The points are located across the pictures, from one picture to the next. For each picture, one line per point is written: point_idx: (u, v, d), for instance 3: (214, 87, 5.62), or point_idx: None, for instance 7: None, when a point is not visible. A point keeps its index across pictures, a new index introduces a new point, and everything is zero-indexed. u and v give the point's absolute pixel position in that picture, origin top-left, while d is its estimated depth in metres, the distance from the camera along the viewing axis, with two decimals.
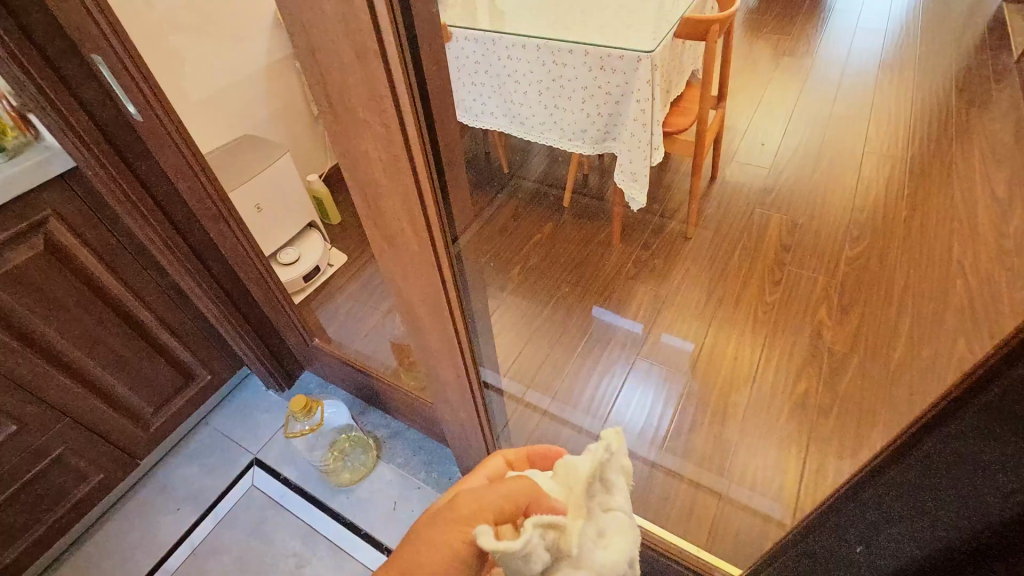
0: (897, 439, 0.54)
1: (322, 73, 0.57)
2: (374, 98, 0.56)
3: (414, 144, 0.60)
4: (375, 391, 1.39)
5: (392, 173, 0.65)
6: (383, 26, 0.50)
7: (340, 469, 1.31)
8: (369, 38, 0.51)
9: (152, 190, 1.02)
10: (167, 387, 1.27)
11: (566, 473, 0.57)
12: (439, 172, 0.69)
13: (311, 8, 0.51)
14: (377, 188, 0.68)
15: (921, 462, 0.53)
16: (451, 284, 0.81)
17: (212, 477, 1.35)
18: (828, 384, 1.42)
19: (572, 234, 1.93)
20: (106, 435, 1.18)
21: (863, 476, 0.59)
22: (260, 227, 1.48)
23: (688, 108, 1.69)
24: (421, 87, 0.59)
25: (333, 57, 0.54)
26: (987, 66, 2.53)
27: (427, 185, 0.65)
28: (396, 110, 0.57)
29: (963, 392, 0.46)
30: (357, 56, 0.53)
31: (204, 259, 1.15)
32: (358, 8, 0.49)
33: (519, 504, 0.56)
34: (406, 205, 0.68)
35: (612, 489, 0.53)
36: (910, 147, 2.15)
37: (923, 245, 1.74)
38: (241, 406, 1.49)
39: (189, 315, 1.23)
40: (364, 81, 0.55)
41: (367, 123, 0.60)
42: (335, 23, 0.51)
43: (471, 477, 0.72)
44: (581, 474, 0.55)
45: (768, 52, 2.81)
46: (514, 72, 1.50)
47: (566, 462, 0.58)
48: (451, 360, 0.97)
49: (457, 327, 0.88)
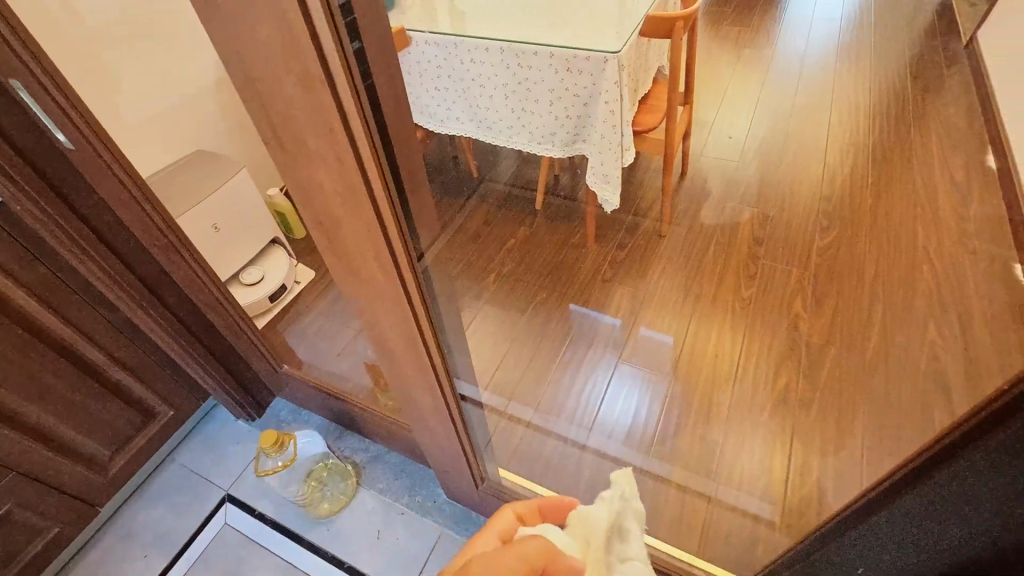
0: (896, 476, 0.53)
1: (265, 101, 0.52)
2: (324, 126, 0.52)
3: (372, 173, 0.56)
4: (351, 416, 1.33)
5: (350, 203, 0.60)
6: (328, 50, 0.46)
7: (319, 500, 1.25)
8: (313, 64, 0.46)
9: (92, 222, 0.95)
10: (125, 428, 1.19)
11: (582, 524, 0.60)
12: (401, 198, 0.65)
13: (244, 31, 0.46)
14: (335, 218, 0.63)
15: (917, 500, 0.52)
16: (422, 310, 0.76)
17: (180, 518, 1.27)
18: (808, 378, 1.43)
19: (545, 237, 1.90)
20: (59, 485, 1.10)
21: (862, 506, 0.58)
22: (218, 249, 1.40)
23: (656, 106, 1.67)
24: (374, 110, 0.54)
25: (275, 84, 0.50)
26: (937, 52, 2.60)
27: (389, 213, 0.61)
28: (349, 138, 0.52)
29: (961, 437, 0.46)
30: (301, 83, 0.48)
31: (157, 290, 1.09)
32: (297, 31, 0.44)
33: (537, 566, 0.53)
34: (368, 236, 0.64)
35: (627, 537, 0.58)
36: (871, 134, 2.19)
37: (889, 233, 1.77)
38: (208, 440, 1.41)
39: (144, 351, 1.15)
40: (311, 108, 0.50)
41: (318, 153, 0.55)
42: (274, 49, 0.46)
43: (479, 537, 0.67)
44: (600, 525, 0.58)
45: (729, 44, 2.83)
46: (478, 76, 1.45)
47: (580, 512, 0.61)
48: (428, 386, 0.93)
49: (432, 353, 0.84)
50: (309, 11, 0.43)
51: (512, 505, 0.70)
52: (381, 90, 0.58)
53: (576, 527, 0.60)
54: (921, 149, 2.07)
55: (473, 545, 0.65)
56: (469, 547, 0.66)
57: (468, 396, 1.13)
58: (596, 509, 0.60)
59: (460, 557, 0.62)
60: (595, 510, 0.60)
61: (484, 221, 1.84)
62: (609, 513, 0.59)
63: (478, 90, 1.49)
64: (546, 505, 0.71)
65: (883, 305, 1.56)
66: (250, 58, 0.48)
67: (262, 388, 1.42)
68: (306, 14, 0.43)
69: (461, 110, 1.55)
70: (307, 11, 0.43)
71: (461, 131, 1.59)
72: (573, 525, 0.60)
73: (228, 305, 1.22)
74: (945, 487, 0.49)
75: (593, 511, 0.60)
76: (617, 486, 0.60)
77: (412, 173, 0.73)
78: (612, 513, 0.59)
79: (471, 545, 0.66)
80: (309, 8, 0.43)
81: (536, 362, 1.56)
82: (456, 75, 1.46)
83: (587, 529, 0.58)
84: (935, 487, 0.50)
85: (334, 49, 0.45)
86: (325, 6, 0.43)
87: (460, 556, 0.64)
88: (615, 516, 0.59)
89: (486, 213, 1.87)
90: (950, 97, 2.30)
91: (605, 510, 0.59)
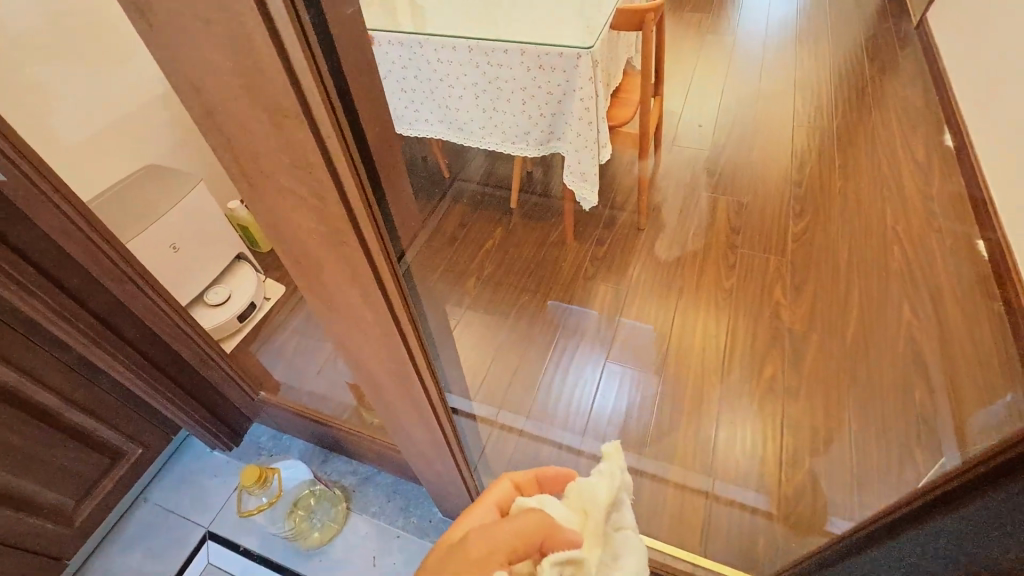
0: (932, 497, 0.56)
1: (230, 134, 0.46)
2: (300, 160, 0.47)
3: (355, 205, 0.51)
4: (337, 439, 1.27)
5: (329, 234, 0.55)
6: (302, 79, 0.41)
7: (308, 531, 1.19)
8: (286, 95, 0.41)
9: (36, 258, 0.86)
10: (92, 472, 1.11)
11: (581, 498, 0.55)
12: (385, 226, 0.60)
13: (200, 60, 0.41)
14: (314, 252, 0.58)
15: (952, 521, 0.55)
16: (413, 336, 0.72)
17: (160, 562, 1.20)
18: (793, 365, 1.44)
19: (523, 237, 1.86)
20: (22, 543, 1.01)
21: (900, 518, 0.62)
22: (178, 271, 1.31)
23: (628, 99, 1.65)
24: (353, 135, 0.50)
25: (242, 116, 0.44)
26: (890, 33, 2.67)
27: (376, 244, 0.56)
28: (329, 171, 0.47)
29: (995, 467, 0.48)
30: (270, 116, 0.43)
31: (114, 324, 1.00)
32: (265, 60, 0.39)
33: (531, 541, 0.51)
34: (351, 267, 0.59)
35: (623, 507, 0.55)
36: (834, 116, 2.23)
37: (859, 215, 1.81)
38: (183, 474, 1.33)
39: (106, 389, 1.07)
40: (281, 139, 0.45)
41: (293, 186, 0.50)
42: (240, 78, 0.41)
43: (474, 509, 0.64)
44: (599, 501, 0.53)
45: (691, 31, 2.83)
46: (446, 76, 1.39)
47: (577, 485, 0.56)
48: (421, 409, 0.88)
49: (424, 377, 0.80)
50: (280, 38, 0.38)
51: (508, 477, 0.67)
52: (358, 113, 0.54)
53: (574, 501, 0.55)
54: (883, 130, 2.12)
55: (466, 520, 0.63)
56: (463, 521, 0.63)
57: (459, 410, 1.09)
58: (593, 482, 0.55)
59: (456, 533, 0.60)
60: (593, 482, 0.55)
61: (462, 219, 1.78)
62: (608, 486, 0.54)
63: (447, 91, 1.43)
64: (545, 478, 0.68)
65: (860, 288, 1.59)
66: (211, 89, 0.43)
67: (238, 418, 1.34)
68: (277, 41, 0.38)
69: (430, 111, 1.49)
70: (277, 37, 0.38)
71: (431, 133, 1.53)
72: (568, 498, 0.55)
73: (195, 334, 1.14)
74: (970, 518, 0.52)
75: (593, 485, 0.55)
76: (615, 456, 0.56)
77: (392, 193, 0.68)
78: (612, 487, 0.54)
79: (464, 518, 0.63)
80: (280, 34, 0.38)
81: (524, 367, 1.53)
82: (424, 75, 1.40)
83: (585, 503, 0.54)
84: (961, 516, 0.53)
85: (311, 77, 0.41)
86: (298, 30, 0.38)
87: (453, 531, 0.61)
88: (615, 491, 0.54)
89: (463, 211, 1.81)
90: (905, 78, 2.36)
91: (603, 483, 0.54)
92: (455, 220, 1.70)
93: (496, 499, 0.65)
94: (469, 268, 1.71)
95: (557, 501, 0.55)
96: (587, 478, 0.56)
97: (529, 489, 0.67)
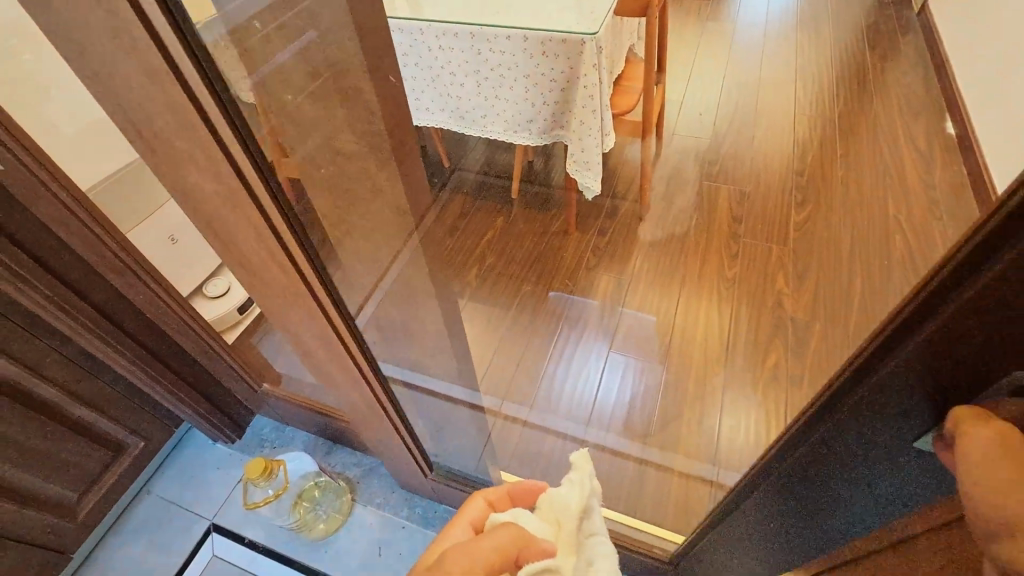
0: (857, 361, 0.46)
1: (195, 127, 0.44)
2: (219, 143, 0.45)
3: (253, 181, 0.49)
4: (340, 432, 1.26)
5: None
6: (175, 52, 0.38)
7: (314, 522, 1.19)
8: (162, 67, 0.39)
9: (31, 247, 0.84)
10: (94, 466, 1.10)
11: (554, 508, 0.57)
12: (299, 207, 0.57)
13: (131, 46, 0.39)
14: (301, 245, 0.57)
15: (881, 388, 0.44)
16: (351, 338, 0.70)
17: (166, 553, 1.19)
18: (796, 355, 1.44)
19: (523, 227, 1.84)
20: (24, 538, 1.00)
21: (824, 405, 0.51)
22: (178, 263, 1.30)
23: (631, 88, 1.63)
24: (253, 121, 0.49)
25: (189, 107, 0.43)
26: (892, 20, 2.65)
27: (281, 219, 0.53)
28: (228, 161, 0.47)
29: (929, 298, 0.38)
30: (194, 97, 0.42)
31: (116, 317, 0.99)
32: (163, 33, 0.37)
33: (510, 554, 0.51)
34: (273, 259, 0.57)
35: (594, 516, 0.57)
36: (835, 103, 2.22)
37: (861, 202, 1.80)
38: (186, 466, 1.32)
39: (107, 382, 1.06)
40: (169, 109, 0.43)
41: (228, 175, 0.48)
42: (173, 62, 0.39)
43: (453, 528, 0.65)
44: (571, 510, 0.56)
45: (690, 19, 2.81)
46: (448, 63, 1.38)
47: (547, 495, 0.58)
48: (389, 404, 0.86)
49: (367, 380, 0.79)
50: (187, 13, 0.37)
51: (484, 494, 0.68)
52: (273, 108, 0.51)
53: (547, 511, 0.57)
54: (885, 118, 2.11)
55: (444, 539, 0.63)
56: (440, 540, 0.63)
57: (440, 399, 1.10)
58: (562, 495, 0.57)
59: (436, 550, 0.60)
60: (561, 492, 0.57)
61: (463, 208, 1.86)
62: (575, 493, 0.57)
63: (449, 78, 1.41)
64: (524, 494, 0.68)
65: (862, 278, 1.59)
66: (180, 79, 0.40)
67: (242, 410, 1.34)
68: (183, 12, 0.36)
69: (431, 98, 1.48)
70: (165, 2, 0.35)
71: (433, 121, 1.53)
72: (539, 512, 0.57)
73: (197, 326, 1.12)
74: (902, 376, 0.42)
75: (564, 495, 0.57)
76: (577, 470, 0.58)
77: None
78: (583, 495, 0.57)
79: (442, 537, 0.63)
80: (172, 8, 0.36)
81: (525, 350, 1.55)
82: (424, 62, 1.39)
83: (554, 512, 0.56)
84: (891, 376, 0.43)
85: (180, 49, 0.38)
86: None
87: (432, 551, 0.61)
88: (585, 498, 0.56)
89: (464, 201, 1.88)
90: (906, 64, 2.35)
91: (571, 494, 0.57)
92: (448, 214, 1.78)
93: (472, 517, 0.65)
94: (470, 255, 1.76)
95: (529, 513, 0.57)
96: (553, 489, 0.58)
97: (505, 502, 0.68)
